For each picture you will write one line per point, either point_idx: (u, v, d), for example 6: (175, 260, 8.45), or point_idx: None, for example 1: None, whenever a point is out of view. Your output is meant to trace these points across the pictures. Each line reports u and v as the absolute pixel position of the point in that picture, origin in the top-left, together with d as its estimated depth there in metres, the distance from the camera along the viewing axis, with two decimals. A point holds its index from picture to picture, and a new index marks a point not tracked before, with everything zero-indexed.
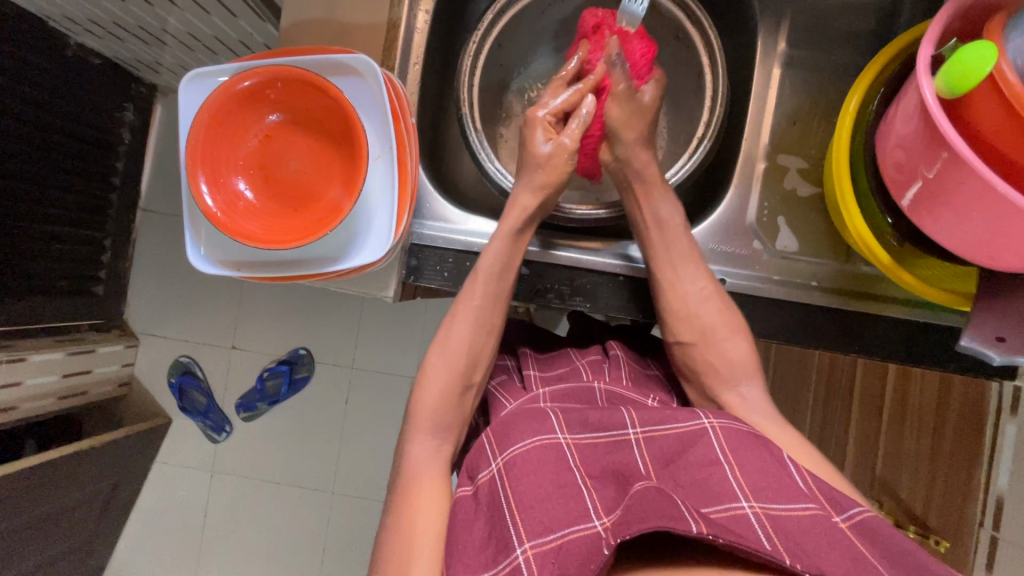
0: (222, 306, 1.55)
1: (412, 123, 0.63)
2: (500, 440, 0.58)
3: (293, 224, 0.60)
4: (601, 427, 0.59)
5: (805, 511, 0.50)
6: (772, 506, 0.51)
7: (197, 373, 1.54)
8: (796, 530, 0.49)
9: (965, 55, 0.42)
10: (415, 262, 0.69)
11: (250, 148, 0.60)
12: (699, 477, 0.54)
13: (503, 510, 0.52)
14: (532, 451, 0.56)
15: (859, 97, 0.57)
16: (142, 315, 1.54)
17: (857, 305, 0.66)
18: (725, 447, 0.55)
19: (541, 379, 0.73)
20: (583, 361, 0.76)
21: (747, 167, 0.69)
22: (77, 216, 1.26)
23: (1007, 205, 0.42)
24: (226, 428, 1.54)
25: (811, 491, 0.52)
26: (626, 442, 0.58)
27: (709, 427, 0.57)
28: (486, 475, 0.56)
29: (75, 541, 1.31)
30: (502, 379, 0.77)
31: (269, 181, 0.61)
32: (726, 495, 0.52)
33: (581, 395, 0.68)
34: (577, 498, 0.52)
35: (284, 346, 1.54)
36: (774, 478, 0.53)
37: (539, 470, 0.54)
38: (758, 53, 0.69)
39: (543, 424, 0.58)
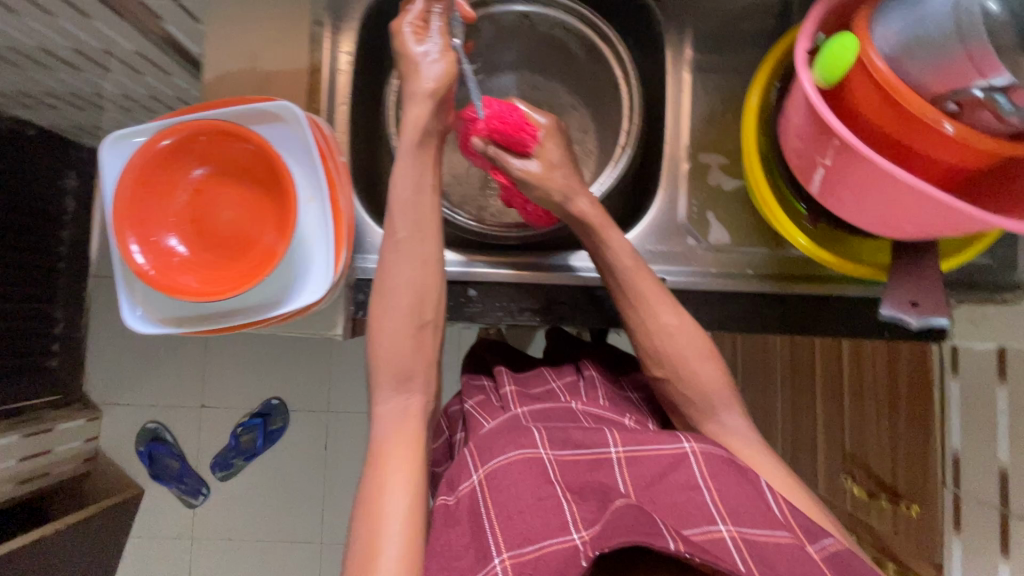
0: (186, 365, 1.51)
1: (341, 161, 0.64)
2: (480, 453, 0.57)
3: (230, 273, 0.59)
4: (581, 440, 0.57)
5: (779, 539, 0.50)
6: (747, 531, 0.51)
7: (165, 437, 1.49)
8: (770, 556, 0.49)
9: (833, 48, 0.46)
10: (362, 296, 0.69)
11: (179, 203, 0.60)
12: (677, 499, 0.53)
13: (484, 524, 0.51)
14: (512, 469, 0.54)
15: (759, 91, 0.61)
16: (102, 385, 1.49)
17: (794, 288, 0.68)
18: (707, 473, 0.54)
19: (519, 398, 0.72)
20: (559, 381, 0.77)
21: (671, 169, 0.72)
22: (25, 292, 1.22)
23: (896, 180, 0.46)
24: (203, 490, 1.49)
25: (789, 522, 0.52)
26: (608, 459, 0.56)
27: (690, 452, 0.56)
28: (466, 486, 0.55)
29: None
30: (481, 400, 0.75)
31: (203, 234, 0.60)
32: (703, 518, 0.52)
33: (558, 414, 0.68)
34: (556, 510, 0.51)
35: (255, 398, 1.50)
36: (752, 505, 0.53)
37: (519, 488, 0.53)
38: (669, 62, 0.73)
39: (525, 438, 0.57)
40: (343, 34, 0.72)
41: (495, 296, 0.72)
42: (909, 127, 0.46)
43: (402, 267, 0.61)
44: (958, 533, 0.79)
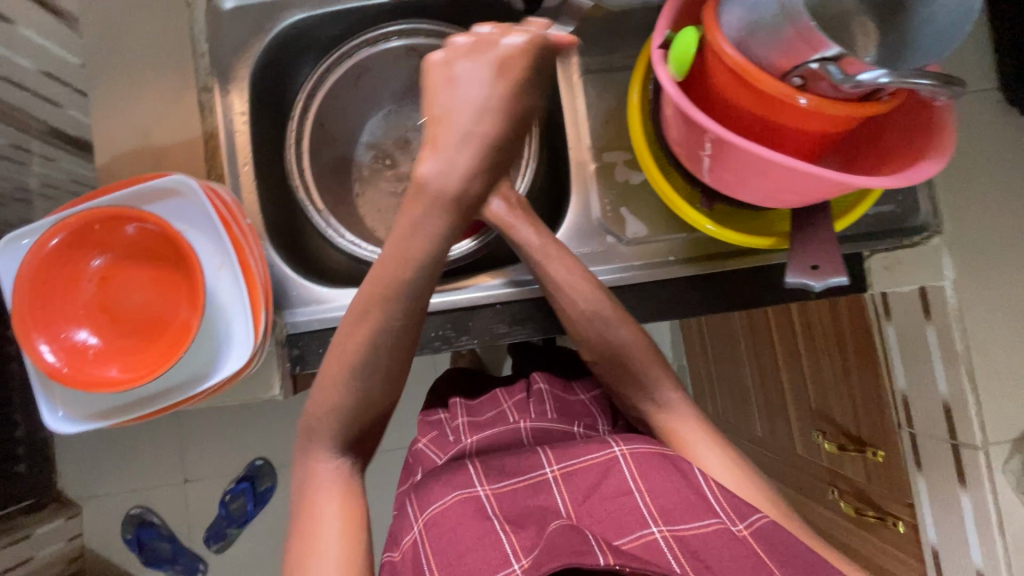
0: (160, 443, 1.46)
1: (247, 223, 0.64)
2: (421, 501, 0.63)
3: (150, 356, 0.58)
4: (513, 470, 0.63)
5: (708, 527, 0.55)
6: (679, 527, 0.55)
7: (154, 520, 1.43)
8: (700, 547, 0.54)
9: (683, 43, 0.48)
10: (297, 350, 0.69)
11: (85, 295, 0.59)
12: (612, 508, 0.58)
13: (428, 572, 0.56)
14: (454, 510, 0.59)
15: (638, 88, 0.63)
16: (75, 480, 1.43)
17: (715, 266, 0.70)
18: (637, 474, 0.59)
19: (469, 428, 0.77)
20: (510, 401, 0.79)
21: (580, 171, 0.73)
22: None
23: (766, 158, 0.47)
24: (201, 566, 1.44)
25: (718, 505, 0.56)
26: (544, 481, 0.61)
27: (620, 456, 0.60)
28: (409, 539, 0.61)
29: None
30: (433, 437, 0.78)
31: (116, 321, 0.59)
32: (637, 524, 0.56)
33: (505, 437, 0.70)
34: (495, 545, 0.56)
35: (237, 463, 1.47)
36: (683, 500, 0.57)
37: (460, 527, 0.58)
38: (559, 69, 0.75)
39: (463, 480, 0.62)
40: (233, 94, 0.72)
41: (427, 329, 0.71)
42: (770, 103, 0.48)
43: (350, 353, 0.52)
44: (921, 472, 0.80)
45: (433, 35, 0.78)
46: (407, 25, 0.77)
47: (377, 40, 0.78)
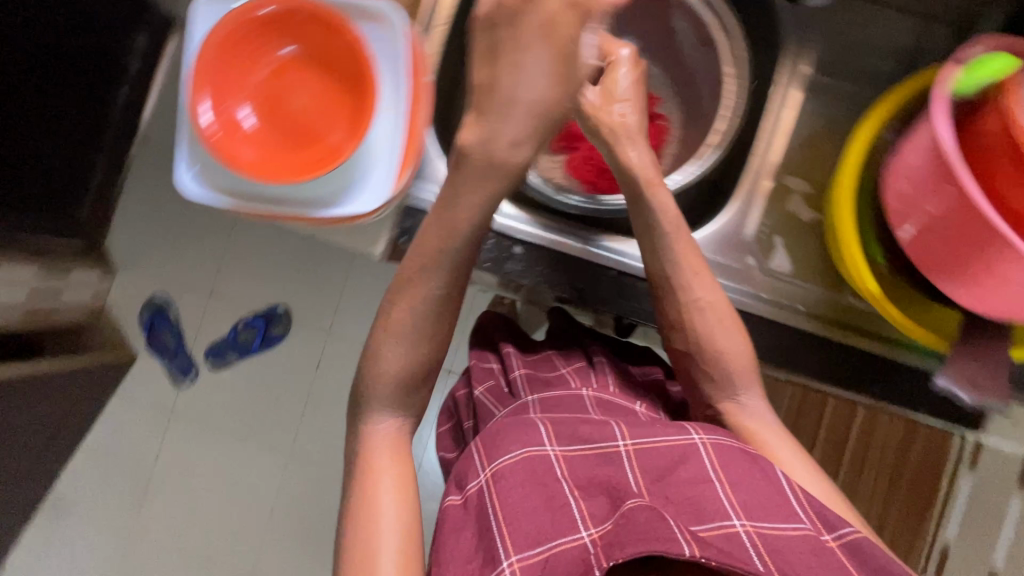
0: (204, 251, 1.51)
1: (429, 81, 0.62)
2: (488, 449, 0.58)
3: (290, 160, 0.59)
4: (582, 433, 0.58)
5: (796, 531, 0.51)
6: (762, 524, 0.51)
7: (169, 313, 1.52)
8: (785, 548, 0.49)
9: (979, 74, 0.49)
10: (409, 224, 0.67)
11: (259, 79, 0.60)
12: (691, 494, 0.53)
13: (492, 524, 0.53)
14: (520, 467, 0.55)
15: (873, 125, 0.57)
16: (122, 245, 1.51)
17: (839, 335, 0.67)
18: (717, 464, 0.54)
19: (530, 384, 0.72)
20: (568, 367, 0.75)
21: (751, 181, 0.68)
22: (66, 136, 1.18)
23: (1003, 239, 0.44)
24: (192, 372, 1.52)
25: (803, 512, 0.53)
26: (616, 454, 0.56)
27: (700, 444, 0.56)
28: (474, 486, 0.57)
29: (19, 462, 1.28)
30: (490, 386, 0.76)
31: (274, 114, 0.60)
32: (718, 514, 0.52)
33: (568, 401, 0.66)
34: (564, 509, 0.53)
35: (263, 300, 1.51)
36: (767, 498, 0.53)
37: (523, 484, 0.54)
38: (780, 72, 0.69)
39: (532, 434, 0.57)
40: None
41: (541, 257, 0.70)
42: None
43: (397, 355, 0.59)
44: None
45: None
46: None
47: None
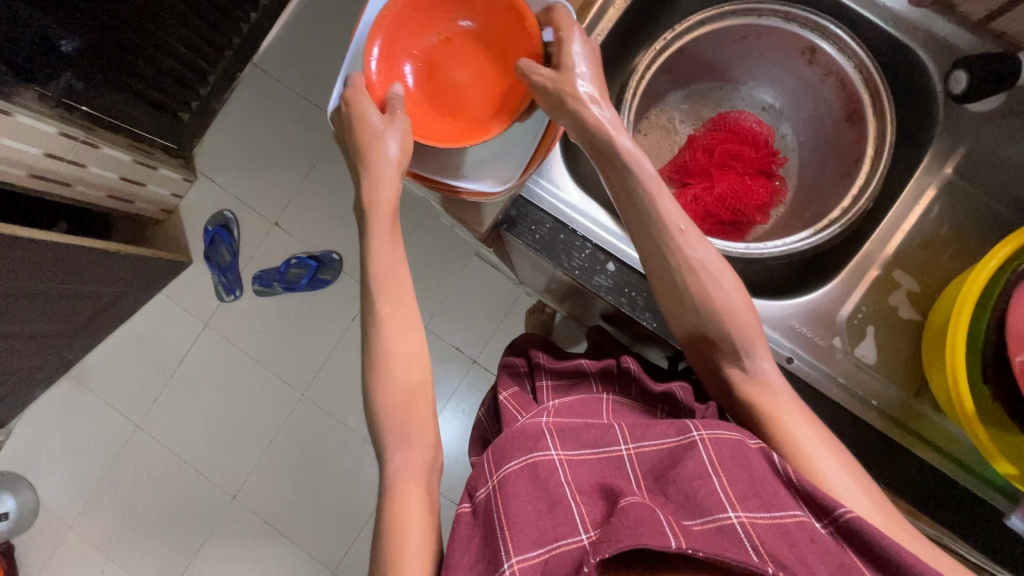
0: (282, 182, 1.57)
1: None
2: (497, 458, 0.59)
3: (437, 127, 0.63)
4: (590, 442, 0.59)
5: (793, 519, 0.48)
6: (759, 515, 0.48)
7: (232, 231, 1.57)
8: (785, 536, 0.46)
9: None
10: (514, 213, 0.70)
11: (428, 42, 0.63)
12: (689, 491, 0.51)
13: (497, 529, 0.52)
14: (525, 471, 0.55)
15: (1012, 249, 0.56)
16: (210, 156, 1.58)
17: (908, 441, 0.65)
18: (715, 458, 0.52)
19: (553, 391, 0.74)
20: (590, 364, 0.77)
21: (861, 266, 0.68)
22: (188, 36, 1.25)
23: None
24: (236, 292, 1.57)
25: (801, 499, 0.50)
26: (620, 459, 0.57)
27: (698, 441, 0.54)
28: (484, 492, 0.57)
29: (63, 328, 1.34)
30: (515, 392, 0.76)
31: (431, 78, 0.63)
32: (714, 507, 0.49)
33: (586, 406, 0.67)
34: (566, 512, 0.52)
35: (321, 242, 1.56)
36: (762, 487, 0.50)
37: (528, 487, 0.54)
38: (919, 168, 0.68)
39: (538, 441, 0.58)
40: None
41: (629, 281, 0.70)
42: None
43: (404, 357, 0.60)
44: None
45: (845, 51, 0.68)
46: (829, 20, 0.68)
47: (796, 19, 0.69)
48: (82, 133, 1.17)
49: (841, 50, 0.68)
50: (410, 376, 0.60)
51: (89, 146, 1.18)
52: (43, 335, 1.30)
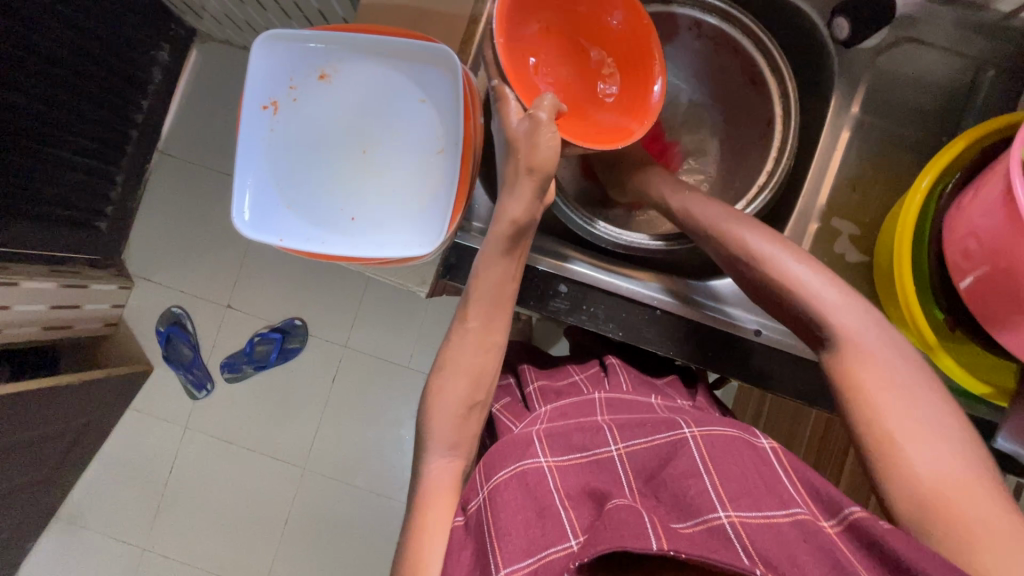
0: (222, 262, 1.48)
1: (480, 122, 0.62)
2: (487, 468, 0.56)
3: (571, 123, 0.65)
4: (578, 442, 0.57)
5: (785, 516, 0.46)
6: (747, 515, 0.47)
7: (187, 325, 1.47)
8: (771, 536, 0.45)
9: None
10: (453, 261, 0.68)
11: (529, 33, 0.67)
12: (677, 490, 0.50)
13: (487, 543, 0.50)
14: (514, 480, 0.52)
15: (932, 176, 0.56)
16: (140, 256, 1.46)
17: None
18: (706, 455, 0.52)
19: (544, 397, 0.69)
20: (582, 374, 0.74)
21: (800, 224, 0.69)
22: (90, 145, 1.17)
23: None
24: (207, 386, 1.46)
25: (798, 497, 0.48)
26: (609, 460, 0.56)
27: (689, 437, 0.54)
28: (474, 505, 0.54)
29: (36, 476, 1.24)
30: (507, 404, 0.72)
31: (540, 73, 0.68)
32: (704, 507, 0.48)
33: (578, 407, 0.64)
34: (552, 519, 0.50)
35: (281, 312, 1.48)
36: (753, 485, 0.49)
37: (517, 498, 0.51)
38: (830, 112, 0.69)
39: (527, 449, 0.56)
40: None
41: (584, 296, 0.69)
42: None
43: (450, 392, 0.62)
44: None
45: (725, 17, 0.69)
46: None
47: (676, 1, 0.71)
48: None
49: (721, 18, 0.70)
50: (462, 396, 0.62)
51: (8, 284, 1.09)
52: (15, 491, 1.20)
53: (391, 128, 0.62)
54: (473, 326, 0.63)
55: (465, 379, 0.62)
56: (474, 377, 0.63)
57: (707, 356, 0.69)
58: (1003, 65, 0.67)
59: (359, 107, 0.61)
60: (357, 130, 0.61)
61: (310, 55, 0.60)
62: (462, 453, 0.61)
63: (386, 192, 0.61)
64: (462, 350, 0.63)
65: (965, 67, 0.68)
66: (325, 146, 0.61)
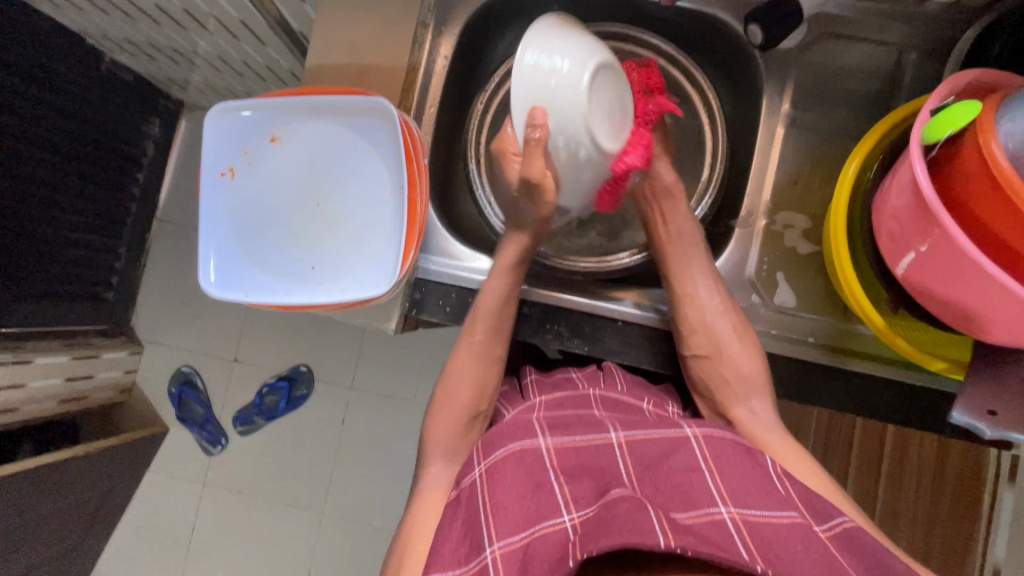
0: (224, 319, 1.50)
1: (424, 164, 0.64)
2: (486, 447, 0.55)
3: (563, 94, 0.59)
4: (578, 431, 0.55)
5: (785, 518, 0.45)
6: (749, 512, 0.46)
7: (197, 383, 1.49)
8: (774, 538, 0.43)
9: (952, 110, 0.45)
10: (418, 295, 0.71)
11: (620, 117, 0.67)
12: (679, 482, 0.49)
13: (479, 515, 0.48)
14: (512, 457, 0.51)
15: (859, 161, 0.59)
16: (149, 321, 1.50)
17: (852, 364, 0.66)
18: (708, 455, 0.51)
19: (539, 388, 0.67)
20: (578, 373, 0.70)
21: (746, 223, 0.71)
22: (91, 222, 1.23)
23: (986, 277, 0.44)
24: (221, 441, 1.47)
25: (793, 500, 0.47)
26: (609, 446, 0.53)
27: (692, 436, 0.52)
28: (468, 479, 0.53)
29: (61, 549, 1.25)
30: (506, 391, 0.72)
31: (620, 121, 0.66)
32: (704, 502, 0.47)
33: (574, 400, 0.62)
34: (547, 496, 0.48)
35: (286, 360, 1.49)
36: (756, 486, 0.48)
37: (512, 475, 0.50)
38: (762, 114, 0.72)
39: (526, 430, 0.55)
40: (444, 37, 0.74)
41: (545, 315, 0.72)
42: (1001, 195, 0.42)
43: (450, 413, 0.63)
44: None
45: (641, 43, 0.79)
46: (648, 31, 0.78)
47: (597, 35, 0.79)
48: (12, 352, 1.13)
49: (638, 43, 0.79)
50: (465, 404, 0.64)
51: (22, 363, 1.13)
52: (44, 564, 1.21)
53: (340, 182, 0.65)
54: (479, 339, 0.66)
55: (472, 377, 0.65)
56: (478, 388, 0.65)
57: (673, 360, 0.71)
58: (927, 48, 0.69)
59: (307, 166, 0.65)
60: (309, 188, 0.65)
61: (257, 123, 0.64)
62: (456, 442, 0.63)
63: (340, 241, 0.65)
64: (468, 364, 0.66)
65: (890, 54, 0.69)
66: (280, 208, 0.65)
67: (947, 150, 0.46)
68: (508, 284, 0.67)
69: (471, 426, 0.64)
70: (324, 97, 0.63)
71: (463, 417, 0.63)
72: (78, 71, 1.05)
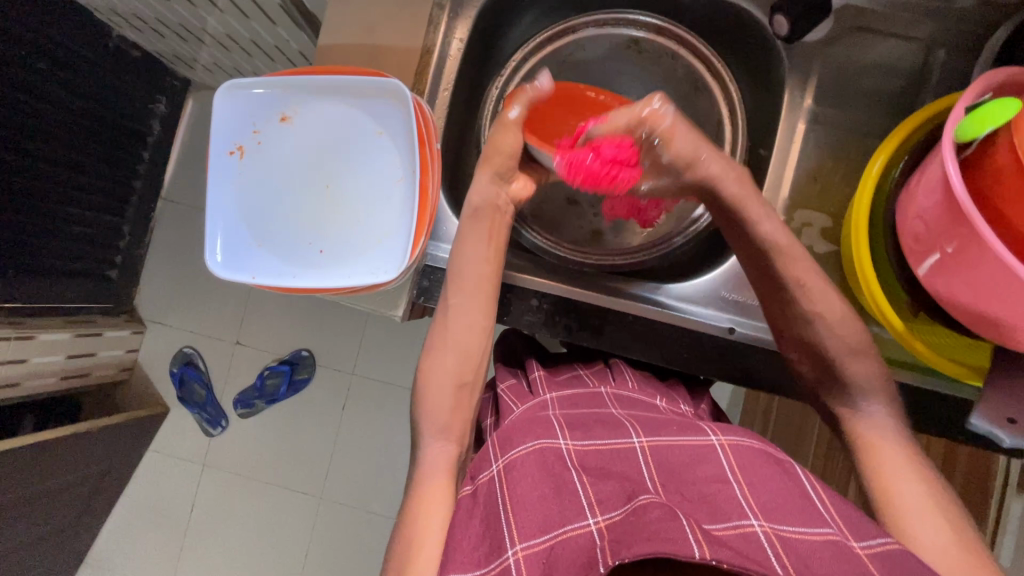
0: (227, 301, 1.50)
1: (437, 149, 0.63)
2: (502, 443, 0.54)
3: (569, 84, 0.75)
4: (600, 433, 0.54)
5: (820, 535, 0.44)
6: (781, 527, 0.44)
7: (198, 364, 1.48)
8: (809, 556, 0.42)
9: (988, 107, 0.44)
10: (426, 282, 0.70)
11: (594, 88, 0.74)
12: (706, 492, 0.48)
13: (500, 514, 0.48)
14: (534, 457, 0.51)
15: (884, 159, 0.57)
16: (151, 301, 1.49)
17: None
18: (735, 465, 0.50)
19: (548, 382, 0.66)
20: (585, 369, 0.71)
21: None
22: (95, 199, 1.22)
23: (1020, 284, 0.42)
24: (222, 424, 1.47)
25: (828, 515, 0.46)
26: (631, 450, 0.52)
27: (717, 444, 0.52)
28: (485, 475, 0.53)
29: (60, 524, 1.25)
30: (512, 384, 0.70)
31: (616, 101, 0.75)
32: (735, 513, 0.45)
33: (588, 399, 0.62)
34: (572, 497, 0.48)
35: (288, 345, 1.48)
36: (792, 501, 0.47)
37: (534, 474, 0.49)
38: (783, 109, 0.70)
39: (545, 430, 0.54)
40: (461, 20, 0.72)
41: (556, 308, 0.70)
42: None
43: (438, 391, 0.62)
44: None
45: (661, 32, 0.78)
46: (670, 21, 0.77)
47: (618, 23, 0.78)
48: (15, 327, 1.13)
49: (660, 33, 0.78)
50: (451, 374, 0.63)
51: (25, 338, 1.13)
52: (43, 539, 1.21)
53: (348, 164, 0.64)
54: (454, 307, 0.65)
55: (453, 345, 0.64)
56: (461, 356, 0.64)
57: (683, 357, 0.69)
58: (955, 46, 0.67)
59: (318, 146, 0.64)
60: (318, 168, 0.64)
61: (268, 101, 0.63)
62: (459, 433, 0.62)
63: (348, 225, 0.63)
64: (449, 334, 0.65)
65: (917, 50, 0.67)
66: (288, 189, 0.64)
67: (981, 149, 0.45)
68: (481, 247, 0.65)
69: (460, 400, 0.63)
70: (332, 78, 0.62)
71: (448, 391, 0.63)
72: (85, 45, 1.03)
